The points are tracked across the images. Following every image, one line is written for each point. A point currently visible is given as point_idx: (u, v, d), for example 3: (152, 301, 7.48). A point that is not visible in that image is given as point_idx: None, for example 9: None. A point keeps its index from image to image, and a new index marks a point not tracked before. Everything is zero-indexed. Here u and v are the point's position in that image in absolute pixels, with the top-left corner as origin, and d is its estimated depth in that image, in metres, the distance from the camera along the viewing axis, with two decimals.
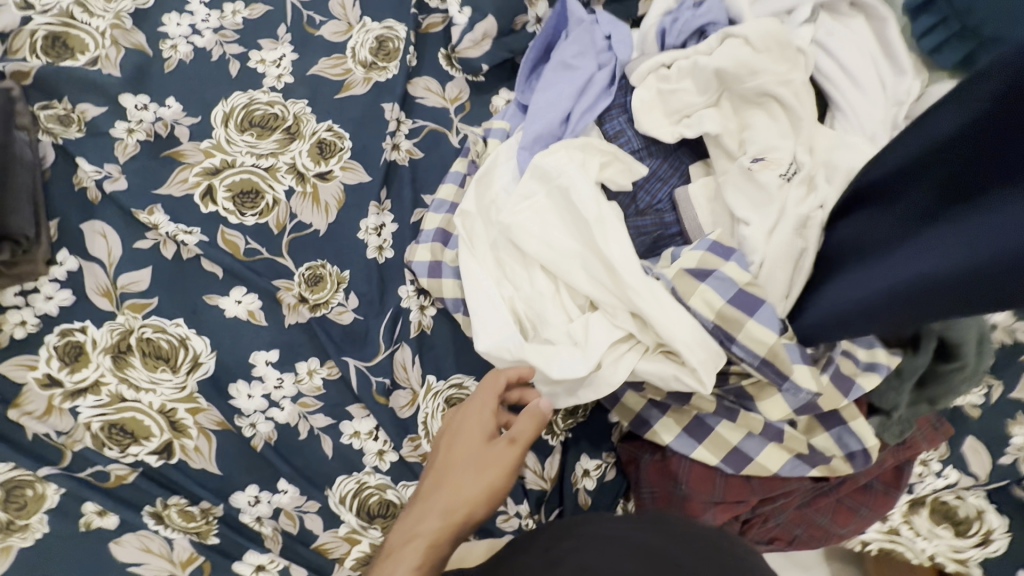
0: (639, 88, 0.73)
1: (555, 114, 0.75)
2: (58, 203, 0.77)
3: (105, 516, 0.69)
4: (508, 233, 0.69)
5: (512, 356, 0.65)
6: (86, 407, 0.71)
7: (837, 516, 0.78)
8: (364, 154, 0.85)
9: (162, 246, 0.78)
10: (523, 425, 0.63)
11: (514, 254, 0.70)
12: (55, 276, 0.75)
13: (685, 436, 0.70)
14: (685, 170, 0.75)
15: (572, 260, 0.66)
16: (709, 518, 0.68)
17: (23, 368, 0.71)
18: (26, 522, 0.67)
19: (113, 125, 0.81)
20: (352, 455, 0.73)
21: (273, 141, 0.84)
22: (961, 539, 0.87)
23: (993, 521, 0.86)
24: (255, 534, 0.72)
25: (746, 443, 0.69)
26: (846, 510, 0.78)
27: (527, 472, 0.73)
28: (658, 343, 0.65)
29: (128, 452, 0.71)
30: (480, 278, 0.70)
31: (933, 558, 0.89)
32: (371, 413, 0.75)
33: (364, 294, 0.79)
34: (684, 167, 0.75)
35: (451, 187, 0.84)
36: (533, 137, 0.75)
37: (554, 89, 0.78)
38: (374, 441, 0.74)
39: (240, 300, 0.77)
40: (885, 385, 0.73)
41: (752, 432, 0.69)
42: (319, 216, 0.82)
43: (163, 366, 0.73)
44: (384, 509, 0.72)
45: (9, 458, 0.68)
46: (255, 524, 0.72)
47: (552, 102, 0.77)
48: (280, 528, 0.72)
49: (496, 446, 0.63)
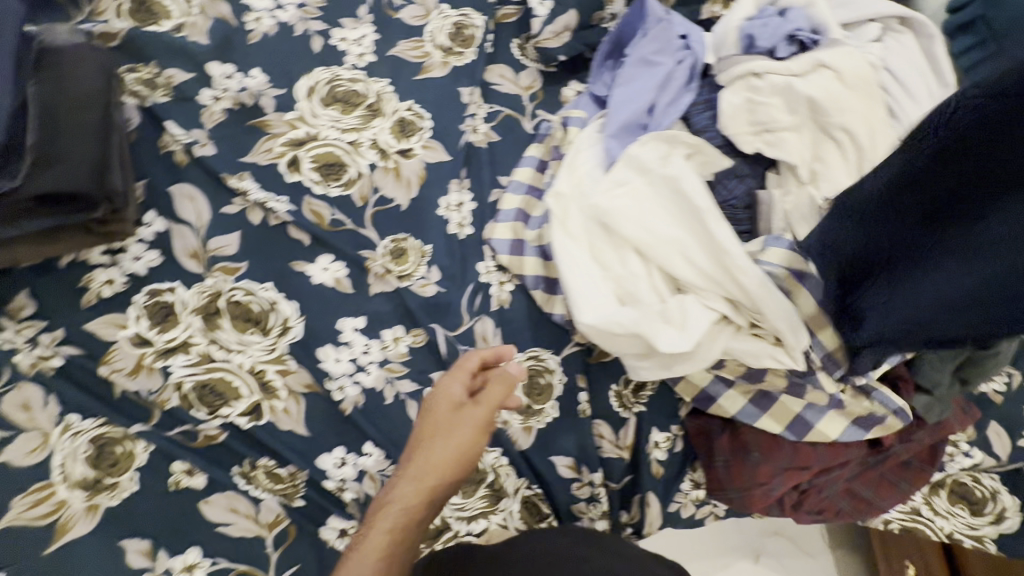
0: (730, 93, 0.77)
1: (640, 105, 0.81)
2: (145, 164, 0.78)
3: (193, 476, 0.68)
4: (605, 217, 0.73)
5: (626, 329, 0.69)
6: (178, 367, 0.71)
7: (880, 489, 0.84)
8: (444, 134, 0.88)
9: (249, 212, 0.79)
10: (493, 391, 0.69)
11: (605, 236, 0.75)
12: (143, 236, 0.75)
13: (750, 407, 0.75)
14: (761, 171, 0.80)
15: (673, 246, 0.71)
16: (778, 484, 0.74)
17: (114, 327, 0.71)
18: (117, 480, 0.67)
19: (200, 91, 0.82)
20: None
21: (356, 116, 0.86)
22: (978, 517, 0.90)
23: (1006, 501, 0.90)
24: (338, 499, 0.72)
25: (807, 413, 0.73)
26: (887, 484, 0.84)
27: (604, 442, 0.78)
28: (750, 323, 0.71)
29: (219, 413, 0.70)
30: (575, 258, 0.74)
31: (951, 536, 0.92)
32: None
33: (446, 267, 0.82)
34: (761, 169, 0.80)
35: (528, 170, 0.87)
36: (619, 126, 0.81)
37: (637, 83, 0.83)
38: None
39: (327, 268, 0.79)
40: (930, 364, 0.76)
41: (813, 403, 0.73)
42: (402, 190, 0.84)
43: (253, 329, 0.74)
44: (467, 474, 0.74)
45: (101, 413, 0.68)
46: (339, 490, 0.72)
47: (635, 94, 0.82)
48: (363, 492, 0.73)
49: (461, 413, 0.67)
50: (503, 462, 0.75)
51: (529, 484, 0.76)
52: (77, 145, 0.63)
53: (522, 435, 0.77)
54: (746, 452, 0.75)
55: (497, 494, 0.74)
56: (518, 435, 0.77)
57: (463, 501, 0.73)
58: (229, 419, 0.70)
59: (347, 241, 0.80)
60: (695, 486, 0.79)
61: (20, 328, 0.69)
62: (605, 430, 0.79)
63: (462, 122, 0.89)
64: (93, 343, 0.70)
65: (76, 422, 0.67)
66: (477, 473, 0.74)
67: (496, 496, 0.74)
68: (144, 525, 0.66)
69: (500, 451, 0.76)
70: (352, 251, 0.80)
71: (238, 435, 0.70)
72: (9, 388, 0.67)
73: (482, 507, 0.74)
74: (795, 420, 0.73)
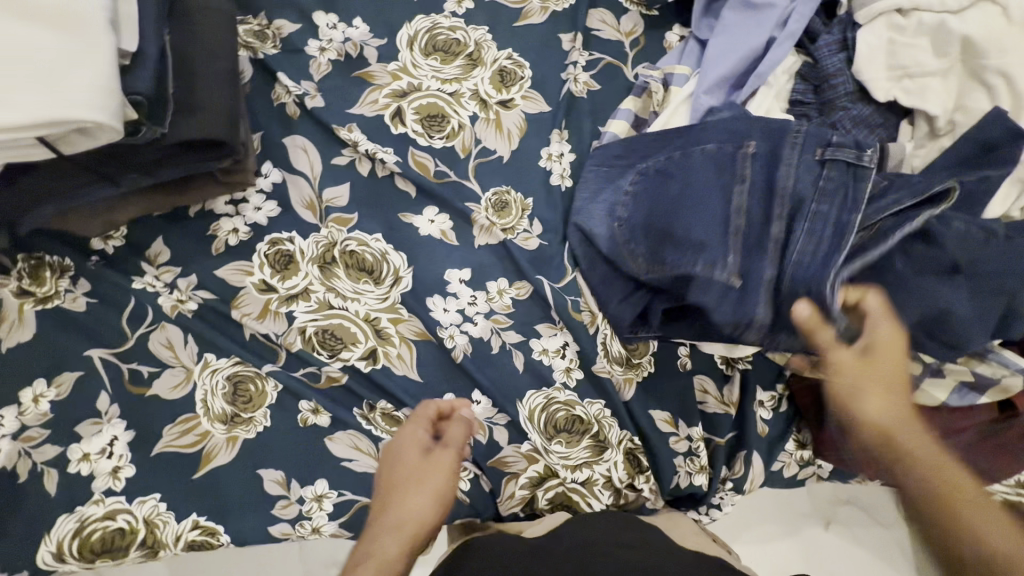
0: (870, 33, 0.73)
1: (741, 54, 0.78)
2: (259, 116, 0.80)
3: (318, 414, 0.73)
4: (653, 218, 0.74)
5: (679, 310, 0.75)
6: (300, 312, 0.74)
7: (999, 460, 0.73)
8: (544, 84, 0.86)
9: (358, 163, 0.80)
10: (453, 433, 0.70)
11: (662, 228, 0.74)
12: (262, 187, 0.78)
13: None
14: (894, 120, 0.75)
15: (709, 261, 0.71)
16: None
17: (241, 274, 0.75)
18: (251, 415, 0.71)
19: (307, 42, 0.82)
20: (543, 370, 0.76)
21: (457, 66, 0.85)
22: None
23: None
24: None
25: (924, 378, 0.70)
26: (1008, 454, 0.73)
27: (708, 399, 0.78)
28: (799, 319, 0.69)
29: (339, 357, 0.74)
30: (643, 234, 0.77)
31: None
32: (560, 331, 0.77)
33: (548, 220, 0.81)
34: (895, 120, 0.74)
35: (623, 123, 0.82)
36: (717, 78, 0.78)
37: (740, 29, 0.80)
38: (562, 359, 0.76)
39: (433, 220, 0.80)
40: None
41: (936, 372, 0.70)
42: (504, 142, 0.83)
43: (367, 278, 0.76)
44: (572, 424, 0.74)
45: (235, 353, 0.73)
46: None
47: (737, 42, 0.79)
48: (472, 438, 0.74)
49: (431, 459, 0.69)
50: (608, 414, 0.75)
51: (632, 436, 0.75)
52: (210, 94, 0.65)
53: (625, 386, 0.76)
54: None
55: (603, 445, 0.74)
56: (621, 385, 0.76)
57: (567, 450, 0.74)
58: (348, 363, 0.74)
59: (452, 193, 0.80)
60: (800, 446, 0.78)
61: (159, 273, 0.74)
62: (708, 386, 0.78)
63: (563, 70, 0.87)
64: (224, 289, 0.74)
65: (213, 360, 0.72)
66: (582, 423, 0.74)
67: (601, 447, 0.74)
68: (277, 456, 0.71)
69: (604, 402, 0.75)
70: (458, 204, 0.80)
71: (356, 378, 0.74)
72: (154, 328, 0.72)
73: (587, 457, 0.74)
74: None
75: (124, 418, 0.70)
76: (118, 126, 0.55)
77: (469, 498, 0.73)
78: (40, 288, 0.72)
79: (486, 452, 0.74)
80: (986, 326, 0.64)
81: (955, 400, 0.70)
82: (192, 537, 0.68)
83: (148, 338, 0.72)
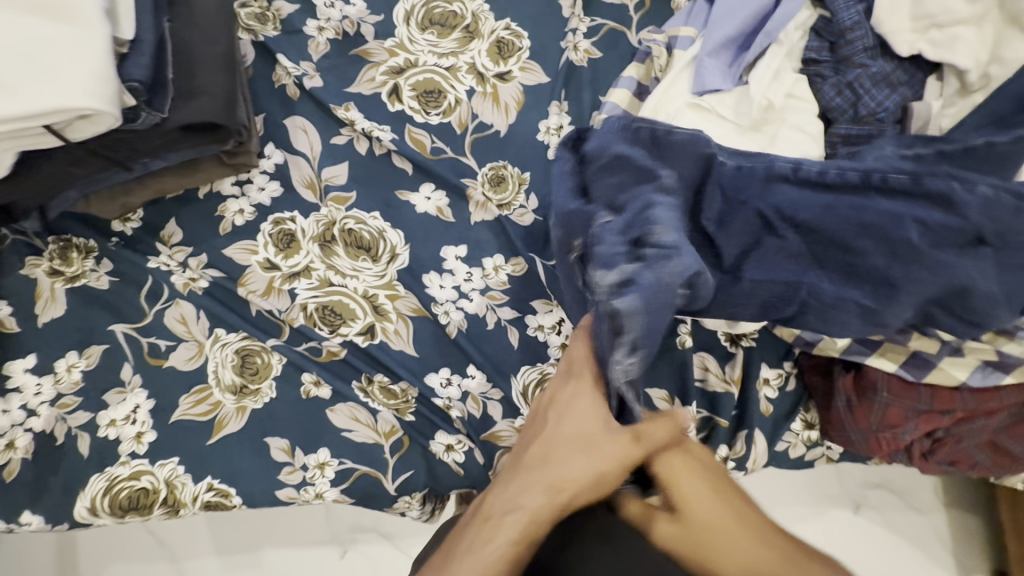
0: None
1: (748, 14, 0.72)
2: (261, 99, 0.81)
3: (320, 386, 0.76)
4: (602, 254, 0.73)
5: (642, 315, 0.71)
6: (302, 290, 0.77)
7: None
8: (543, 55, 0.84)
9: (356, 142, 0.81)
10: (658, 428, 0.54)
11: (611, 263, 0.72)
12: (264, 168, 0.80)
13: (881, 359, 0.67)
14: (921, 77, 0.69)
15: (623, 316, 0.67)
16: (910, 429, 0.67)
17: (246, 253, 0.78)
18: (258, 387, 0.75)
19: (305, 23, 0.83)
20: (537, 346, 0.76)
21: (453, 40, 0.84)
22: None
23: None
24: (445, 415, 0.76)
25: (940, 358, 0.66)
26: None
27: (708, 376, 0.75)
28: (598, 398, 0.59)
29: (338, 332, 0.76)
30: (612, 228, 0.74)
31: None
32: (554, 308, 0.77)
33: (545, 195, 0.80)
34: (920, 78, 0.68)
35: (625, 91, 0.78)
36: (720, 41, 0.72)
37: None
38: (557, 335, 0.76)
39: (430, 196, 0.80)
40: None
41: (956, 351, 0.65)
42: (500, 116, 0.82)
43: (365, 256, 0.78)
44: None
45: (243, 328, 0.77)
46: (446, 407, 0.75)
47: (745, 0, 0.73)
48: (466, 412, 0.76)
49: (618, 437, 0.54)
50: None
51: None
52: (207, 77, 0.67)
53: None
54: (874, 394, 0.68)
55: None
56: None
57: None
58: (348, 338, 0.76)
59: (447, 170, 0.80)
60: (807, 428, 0.75)
61: (172, 253, 0.78)
62: (709, 364, 0.75)
63: (563, 39, 0.84)
64: (231, 267, 0.78)
65: (223, 335, 0.76)
66: None
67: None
68: (283, 426, 0.75)
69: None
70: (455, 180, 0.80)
71: (355, 353, 0.76)
72: (170, 304, 0.76)
73: None
74: (912, 356, 0.66)
75: (145, 387, 0.75)
76: (116, 113, 0.58)
77: (463, 470, 0.74)
78: (69, 267, 0.77)
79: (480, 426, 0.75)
80: (1013, 305, 0.60)
81: (977, 380, 0.65)
82: (207, 498, 0.73)
83: (164, 313, 0.76)
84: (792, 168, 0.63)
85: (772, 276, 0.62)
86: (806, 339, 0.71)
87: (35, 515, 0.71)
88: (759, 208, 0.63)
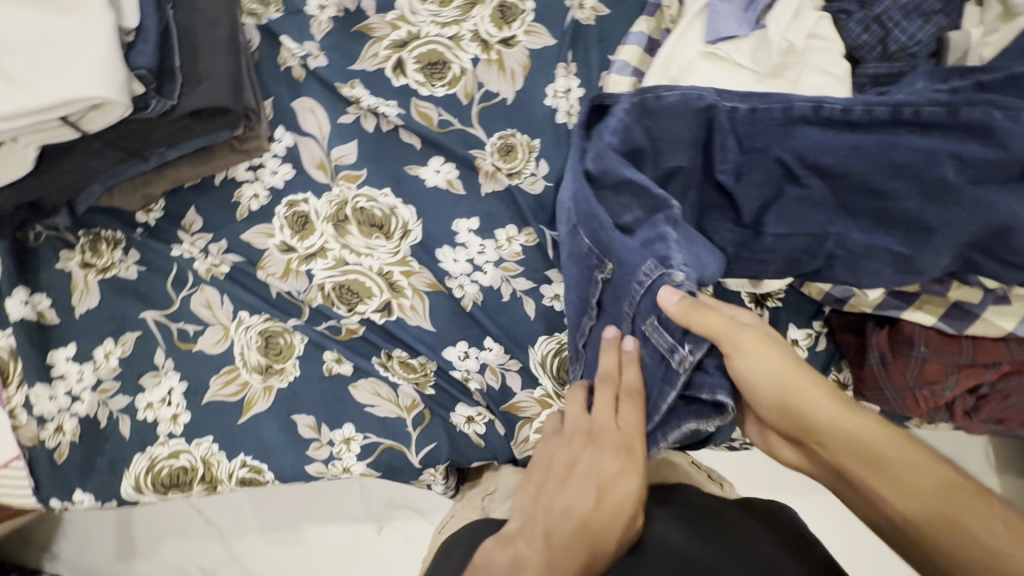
0: None
1: None
2: (268, 83, 0.82)
3: (342, 363, 0.77)
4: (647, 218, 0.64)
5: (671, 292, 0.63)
6: (319, 270, 0.78)
7: None
8: (547, 16, 0.81)
9: (363, 120, 0.81)
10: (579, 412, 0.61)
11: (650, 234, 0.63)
12: (276, 152, 0.81)
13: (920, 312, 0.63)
14: (957, 5, 0.63)
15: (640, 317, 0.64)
16: (950, 384, 0.63)
17: (264, 236, 0.79)
18: (282, 366, 0.77)
19: (307, 2, 0.83)
20: (555, 315, 0.75)
21: (455, 8, 0.82)
22: None
23: None
24: (465, 388, 0.76)
25: (985, 308, 0.62)
26: None
27: None
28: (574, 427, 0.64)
29: (356, 310, 0.77)
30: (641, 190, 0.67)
31: None
32: None
33: (556, 162, 0.78)
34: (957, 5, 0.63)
35: (634, 47, 0.76)
36: None
37: None
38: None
39: (439, 170, 0.79)
40: None
41: (1004, 300, 0.61)
42: (507, 83, 0.80)
43: (378, 233, 0.78)
44: None
45: (264, 310, 0.78)
46: (465, 380, 0.76)
47: None
48: (485, 384, 0.75)
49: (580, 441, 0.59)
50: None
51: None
52: (213, 60, 0.68)
53: None
54: (912, 349, 0.64)
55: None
56: None
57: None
58: (365, 314, 0.77)
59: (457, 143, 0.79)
60: (841, 388, 0.72)
61: (194, 240, 0.80)
62: None
63: None
64: (250, 251, 0.79)
65: (246, 318, 0.78)
66: None
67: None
68: (308, 403, 0.76)
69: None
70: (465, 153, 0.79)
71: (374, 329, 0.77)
72: (195, 290, 0.79)
73: None
74: (953, 307, 0.63)
75: (178, 370, 0.78)
76: (125, 102, 0.59)
77: (483, 442, 0.75)
78: (100, 259, 0.80)
79: (499, 397, 0.75)
80: None
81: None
82: (240, 474, 0.76)
83: (190, 299, 0.79)
84: (815, 111, 0.59)
85: (797, 228, 0.61)
86: (837, 296, 0.66)
87: (86, 492, 0.76)
88: (780, 156, 0.60)
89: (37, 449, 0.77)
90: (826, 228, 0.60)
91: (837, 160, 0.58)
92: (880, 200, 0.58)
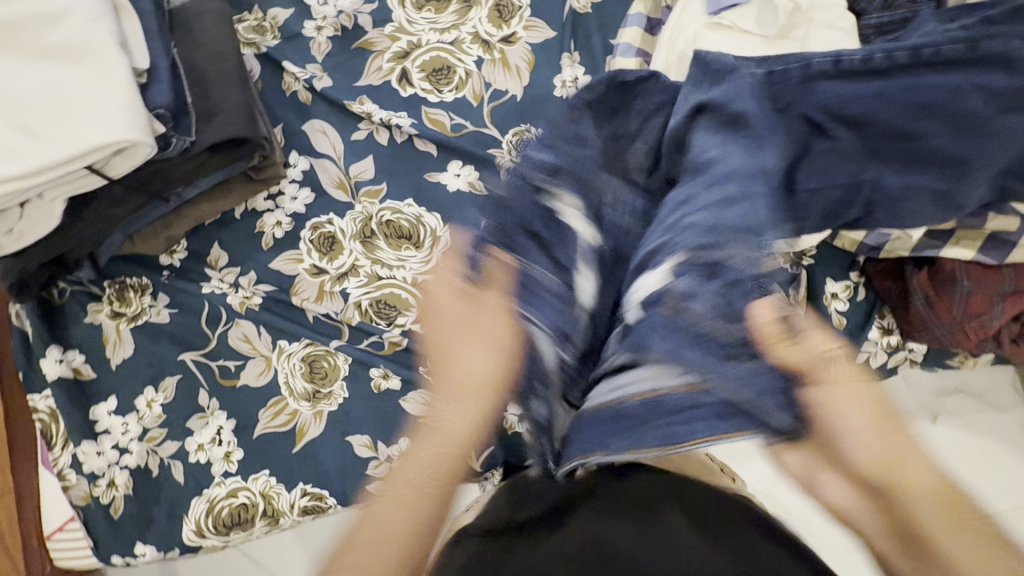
0: None
1: None
2: (276, 109, 0.81)
3: (389, 378, 0.77)
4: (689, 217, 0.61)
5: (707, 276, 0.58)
6: (353, 289, 0.78)
7: None
8: (544, 10, 0.82)
9: (376, 134, 0.81)
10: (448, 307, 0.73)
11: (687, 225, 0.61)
12: (293, 177, 0.80)
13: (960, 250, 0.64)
14: None
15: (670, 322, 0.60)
16: (998, 314, 0.65)
17: (293, 262, 0.79)
18: (330, 389, 0.77)
19: (303, 25, 0.83)
20: None
21: (452, 13, 0.82)
22: None
23: None
24: None
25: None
26: None
27: None
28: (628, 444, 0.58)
29: (396, 323, 0.78)
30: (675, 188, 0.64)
31: None
32: None
33: None
34: None
35: (635, 29, 0.77)
36: None
37: None
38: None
39: (459, 173, 0.79)
40: None
41: None
42: (514, 80, 0.80)
43: (407, 244, 0.78)
44: None
45: (304, 336, 0.78)
46: None
47: None
48: None
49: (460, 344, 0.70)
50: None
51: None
52: (223, 90, 0.67)
53: None
54: (954, 286, 0.65)
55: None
56: None
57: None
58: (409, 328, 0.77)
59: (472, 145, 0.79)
60: (885, 334, 0.73)
61: (223, 276, 0.79)
62: None
63: None
64: (281, 278, 0.79)
65: (287, 346, 0.78)
66: None
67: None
68: (362, 422, 0.76)
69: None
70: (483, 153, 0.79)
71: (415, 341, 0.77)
72: (230, 325, 0.78)
73: None
74: (990, 239, 0.64)
75: (224, 408, 0.77)
76: (150, 142, 0.58)
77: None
78: (129, 307, 0.79)
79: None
80: None
81: None
82: (304, 503, 0.75)
83: (228, 335, 0.78)
84: (833, 65, 0.60)
85: (830, 180, 0.61)
86: (871, 244, 0.68)
87: (148, 544, 0.75)
88: (805, 113, 0.61)
89: (91, 508, 0.75)
90: (861, 175, 0.61)
91: (862, 108, 0.59)
92: (909, 141, 0.59)
